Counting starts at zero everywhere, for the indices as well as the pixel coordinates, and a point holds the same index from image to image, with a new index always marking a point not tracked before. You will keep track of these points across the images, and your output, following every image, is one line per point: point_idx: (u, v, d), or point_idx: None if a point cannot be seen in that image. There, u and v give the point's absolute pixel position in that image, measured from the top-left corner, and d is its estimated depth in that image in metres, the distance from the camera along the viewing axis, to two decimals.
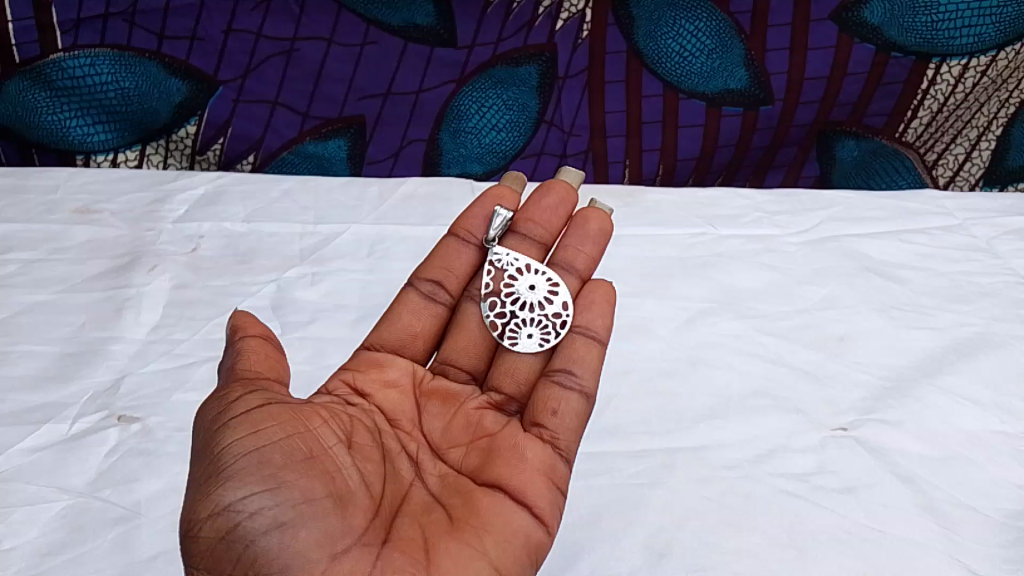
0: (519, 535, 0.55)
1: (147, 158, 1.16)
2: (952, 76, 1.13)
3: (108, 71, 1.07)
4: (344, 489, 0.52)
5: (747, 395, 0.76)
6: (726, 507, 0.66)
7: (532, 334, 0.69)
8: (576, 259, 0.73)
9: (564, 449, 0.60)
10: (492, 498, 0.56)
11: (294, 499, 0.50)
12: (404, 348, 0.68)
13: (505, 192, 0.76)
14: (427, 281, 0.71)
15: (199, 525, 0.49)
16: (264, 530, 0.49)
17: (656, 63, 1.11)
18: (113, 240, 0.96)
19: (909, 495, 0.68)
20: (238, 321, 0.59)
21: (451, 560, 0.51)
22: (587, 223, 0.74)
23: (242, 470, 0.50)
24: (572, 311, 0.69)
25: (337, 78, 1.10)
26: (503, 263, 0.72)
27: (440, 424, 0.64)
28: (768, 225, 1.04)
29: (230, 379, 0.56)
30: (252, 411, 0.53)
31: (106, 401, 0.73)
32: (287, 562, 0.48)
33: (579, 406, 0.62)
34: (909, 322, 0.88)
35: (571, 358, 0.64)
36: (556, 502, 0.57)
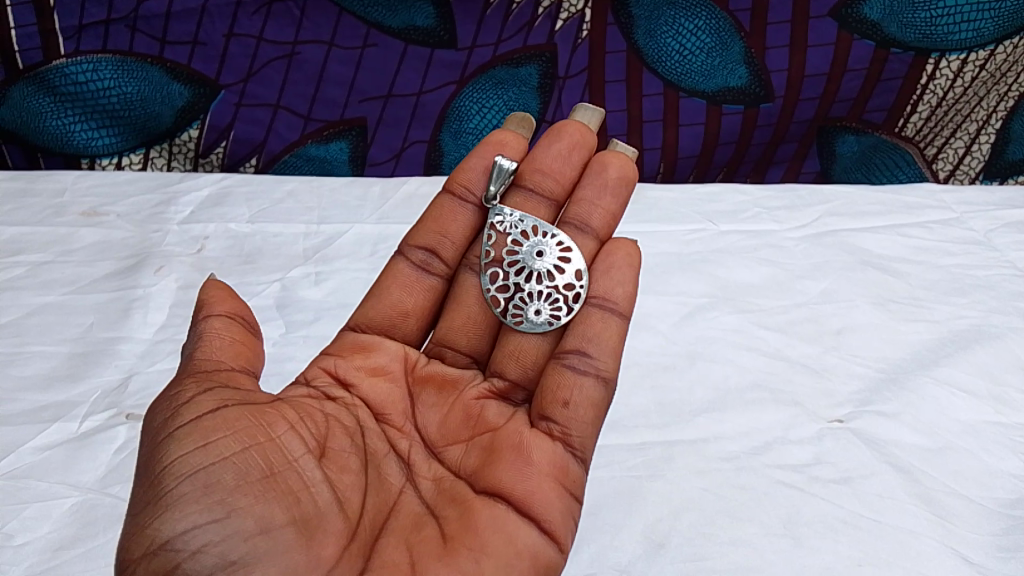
0: (525, 555, 0.52)
1: (151, 162, 1.17)
2: (952, 71, 1.14)
3: (111, 77, 1.09)
4: (310, 512, 0.51)
5: (745, 389, 0.77)
6: (724, 498, 0.67)
7: (540, 310, 0.68)
8: (591, 215, 0.72)
9: (577, 447, 0.59)
10: (490, 511, 0.54)
11: (246, 531, 0.48)
12: (396, 326, 0.69)
13: (508, 138, 0.73)
14: (419, 250, 0.71)
15: (136, 564, 0.47)
16: (209, 569, 0.47)
17: (656, 62, 1.12)
18: (119, 242, 0.97)
19: (905, 485, 0.69)
20: (203, 306, 0.60)
21: None
22: (604, 171, 0.72)
23: (186, 498, 0.48)
24: (585, 281, 0.67)
25: (337, 81, 1.12)
26: (506, 226, 0.71)
27: (436, 419, 0.64)
28: (767, 220, 1.05)
29: (181, 387, 0.56)
30: (202, 421, 0.52)
31: (115, 399, 0.74)
32: None
33: (593, 392, 0.61)
34: (906, 315, 0.89)
35: (584, 337, 0.63)
36: (566, 512, 0.55)
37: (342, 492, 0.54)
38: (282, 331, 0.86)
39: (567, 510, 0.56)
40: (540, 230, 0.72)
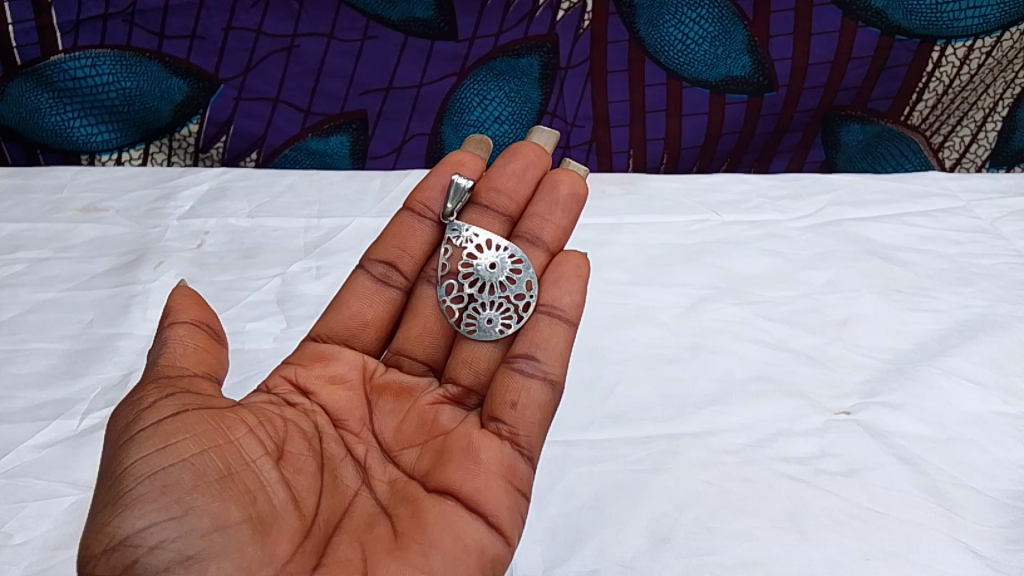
0: (472, 550, 0.53)
1: (150, 157, 1.17)
2: (958, 58, 1.13)
3: (109, 72, 1.08)
4: (266, 513, 0.51)
5: (750, 380, 0.77)
6: (729, 491, 0.66)
7: (492, 319, 0.70)
8: (543, 230, 0.73)
9: (525, 446, 0.60)
10: (441, 510, 0.55)
11: (203, 528, 0.48)
12: (356, 337, 0.70)
13: (465, 159, 0.77)
14: (380, 264, 0.73)
15: (94, 561, 0.47)
16: (167, 565, 0.47)
17: (659, 51, 1.11)
18: (119, 237, 0.97)
19: (912, 477, 0.68)
20: (169, 309, 0.60)
21: None
22: (556, 187, 0.74)
23: (144, 497, 0.48)
24: (536, 292, 0.69)
25: (337, 74, 1.11)
26: (462, 240, 0.73)
27: (392, 424, 0.64)
28: (771, 210, 1.04)
29: (139, 398, 0.54)
30: (164, 423, 0.52)
31: (115, 397, 0.74)
32: None
33: (541, 395, 0.61)
34: (911, 305, 0.88)
35: (534, 342, 0.64)
36: (513, 507, 0.56)
37: (299, 497, 0.54)
38: (282, 326, 0.86)
39: (514, 507, 0.57)
40: (494, 244, 0.73)
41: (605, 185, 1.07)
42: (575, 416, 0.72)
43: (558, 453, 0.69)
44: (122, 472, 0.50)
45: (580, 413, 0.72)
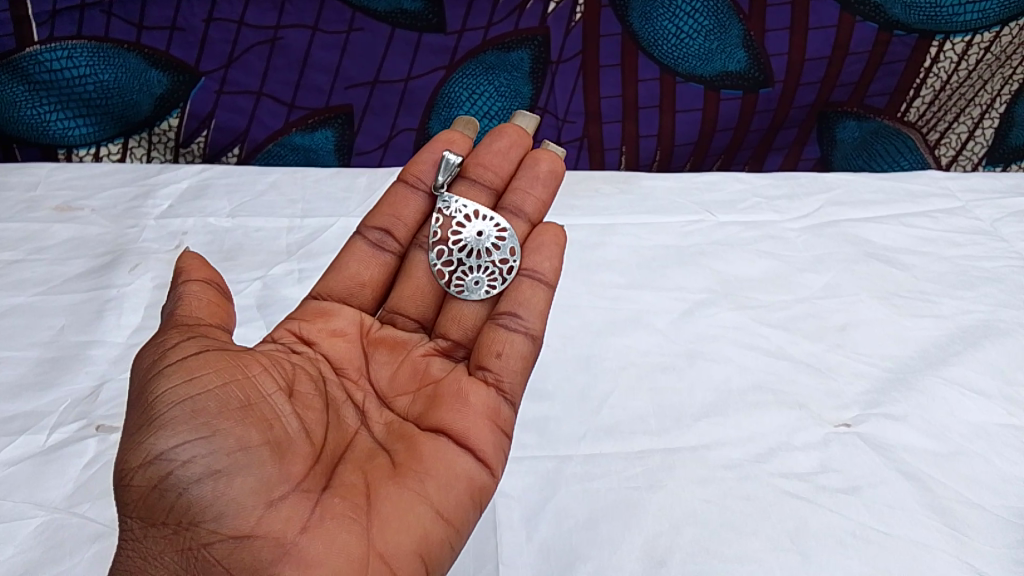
0: (462, 479, 0.56)
1: (130, 152, 1.14)
2: (956, 53, 1.11)
3: (87, 64, 1.04)
4: (283, 438, 0.53)
5: (748, 390, 0.74)
6: (728, 509, 0.63)
7: (479, 281, 0.72)
8: (525, 202, 0.75)
9: (508, 393, 0.62)
10: (436, 444, 0.57)
11: (228, 447, 0.51)
12: (354, 296, 0.71)
13: (455, 136, 0.77)
14: (376, 229, 0.73)
15: (132, 473, 0.50)
16: (196, 478, 0.50)
17: (652, 45, 1.08)
18: (95, 238, 0.93)
19: (916, 494, 0.66)
20: (183, 266, 0.61)
21: (392, 504, 0.52)
22: (538, 164, 0.76)
23: (175, 419, 0.51)
24: (519, 256, 0.71)
25: (322, 67, 1.07)
26: (452, 210, 0.74)
27: (387, 373, 0.66)
28: (767, 210, 1.01)
29: (164, 337, 0.57)
30: (189, 359, 0.54)
31: (86, 409, 0.70)
32: (222, 509, 0.49)
33: (523, 347, 0.63)
34: (912, 310, 0.86)
35: (517, 301, 0.66)
36: (499, 445, 0.59)
37: (310, 427, 0.56)
38: (263, 332, 0.82)
39: (498, 445, 0.59)
40: (481, 214, 0.75)
41: (597, 184, 1.04)
42: (567, 428, 0.70)
43: (549, 468, 0.66)
44: (153, 399, 0.52)
45: (573, 425, 0.70)
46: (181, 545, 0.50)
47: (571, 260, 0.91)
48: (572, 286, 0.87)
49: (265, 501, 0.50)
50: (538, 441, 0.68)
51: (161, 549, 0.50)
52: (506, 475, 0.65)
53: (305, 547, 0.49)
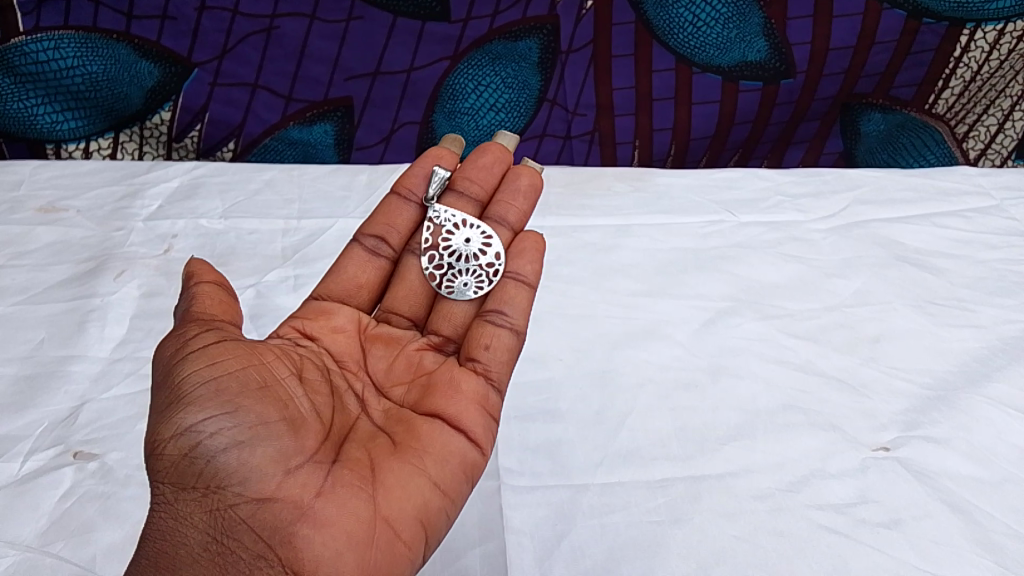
0: (455, 456, 0.54)
1: (121, 146, 1.08)
2: (988, 42, 1.05)
3: (74, 55, 0.98)
4: (298, 416, 0.52)
5: (777, 410, 0.69)
6: (759, 548, 0.58)
7: (466, 283, 0.69)
8: (508, 211, 0.73)
9: (497, 381, 0.60)
10: (433, 426, 0.55)
11: (251, 420, 0.49)
12: (351, 297, 0.68)
13: (445, 153, 0.76)
14: (370, 237, 0.71)
15: (161, 445, 0.48)
16: (222, 448, 0.48)
17: (668, 34, 1.02)
18: (79, 242, 0.88)
19: (962, 528, 0.61)
20: (193, 267, 0.57)
21: (395, 476, 0.51)
22: (518, 178, 0.75)
23: (201, 394, 0.49)
24: (503, 260, 0.69)
25: (320, 57, 1.01)
26: (441, 218, 0.72)
27: (383, 364, 0.63)
28: (791, 209, 0.95)
29: (184, 322, 0.54)
30: (210, 342, 0.52)
31: (63, 434, 0.65)
32: (247, 477, 0.48)
33: (509, 341, 0.61)
34: (949, 319, 0.81)
35: (500, 299, 0.64)
36: (489, 428, 0.57)
37: (323, 409, 0.55)
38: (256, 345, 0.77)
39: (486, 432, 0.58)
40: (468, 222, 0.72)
41: (611, 181, 0.98)
42: (583, 454, 0.64)
43: (564, 499, 0.61)
44: (177, 373, 0.50)
45: (589, 450, 0.65)
46: (206, 513, 0.48)
47: (583, 265, 0.86)
48: (584, 294, 0.81)
49: (284, 469, 0.49)
50: (551, 468, 0.63)
51: (189, 517, 0.48)
52: (519, 508, 0.61)
53: (320, 512, 0.48)
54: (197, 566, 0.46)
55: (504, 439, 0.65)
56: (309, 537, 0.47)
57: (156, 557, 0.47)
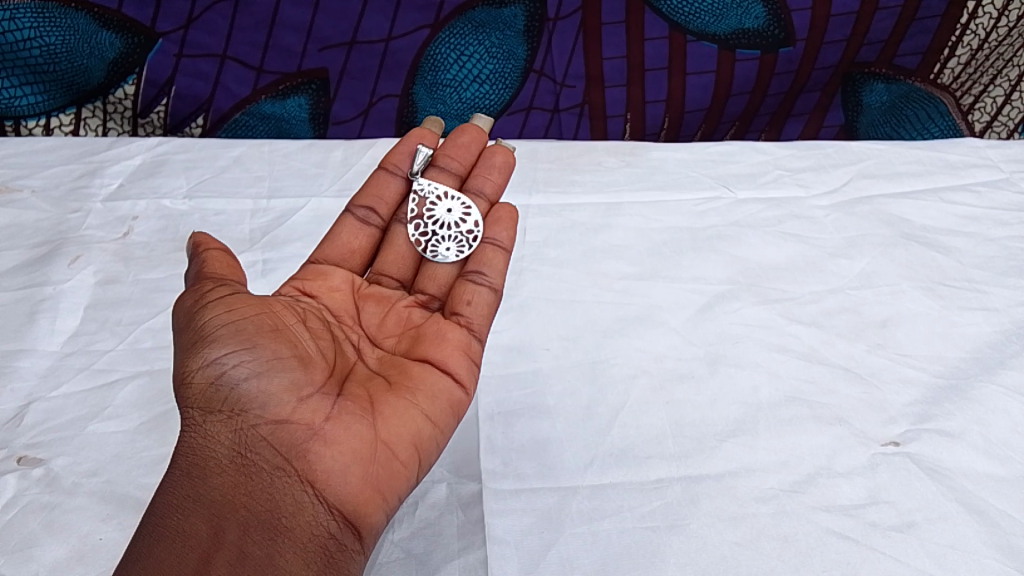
0: (447, 393, 0.54)
1: (83, 123, 1.01)
2: (996, 8, 0.99)
3: (30, 25, 0.92)
4: (307, 352, 0.52)
5: (780, 403, 0.64)
6: (762, 556, 0.54)
7: (449, 249, 0.65)
8: (485, 183, 0.69)
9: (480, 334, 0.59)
10: (425, 368, 0.55)
11: (267, 354, 0.50)
12: (342, 262, 0.65)
13: (427, 132, 0.70)
14: (360, 206, 0.67)
15: (185, 375, 0.49)
16: (242, 377, 0.49)
17: (660, 0, 0.96)
18: (32, 225, 0.82)
19: (980, 531, 0.56)
20: (198, 238, 0.56)
21: (394, 408, 0.51)
22: (495, 155, 0.70)
23: (221, 329, 0.49)
24: (482, 226, 0.66)
25: (292, 26, 0.95)
26: (424, 191, 0.68)
27: (376, 318, 0.61)
28: (791, 185, 0.90)
29: (197, 279, 0.53)
30: (227, 286, 0.52)
31: (7, 437, 0.60)
32: (264, 403, 0.49)
33: (489, 298, 0.61)
34: (960, 302, 0.76)
35: (479, 260, 0.62)
36: (473, 372, 0.57)
37: (328, 345, 0.55)
38: None
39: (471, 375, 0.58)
40: (450, 195, 0.68)
41: (601, 156, 0.92)
42: (572, 453, 0.60)
43: (552, 504, 0.56)
44: (197, 313, 0.50)
45: (579, 449, 0.60)
46: (230, 432, 0.49)
47: (572, 246, 0.80)
48: (573, 278, 0.76)
49: (299, 395, 0.49)
50: (538, 470, 0.59)
51: (214, 436, 0.48)
52: (504, 515, 0.56)
53: (331, 432, 0.49)
54: (224, 475, 0.48)
55: (486, 438, 0.60)
56: (321, 454, 0.48)
57: (188, 467, 0.48)
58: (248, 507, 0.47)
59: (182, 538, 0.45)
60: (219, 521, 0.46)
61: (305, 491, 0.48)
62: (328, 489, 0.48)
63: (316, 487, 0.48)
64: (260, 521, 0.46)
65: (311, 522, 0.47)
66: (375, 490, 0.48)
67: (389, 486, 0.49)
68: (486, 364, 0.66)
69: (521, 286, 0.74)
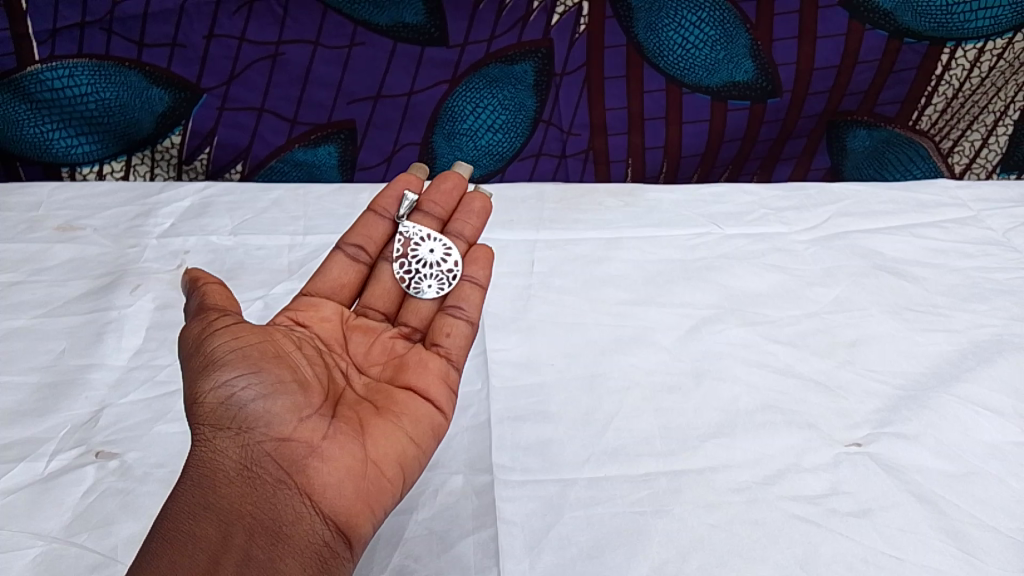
0: (427, 419, 0.63)
1: (133, 169, 1.12)
2: (968, 60, 1.10)
3: (87, 82, 1.03)
4: (305, 378, 0.61)
5: (756, 410, 0.73)
6: (735, 537, 0.62)
7: (431, 285, 0.75)
8: (464, 227, 0.80)
9: (457, 363, 0.69)
10: (409, 395, 0.64)
11: (272, 378, 0.59)
12: (332, 294, 0.74)
13: (412, 177, 0.82)
14: (350, 244, 0.76)
15: (199, 397, 0.58)
16: (250, 397, 0.58)
17: (657, 57, 1.07)
18: (95, 258, 0.92)
19: (926, 518, 0.65)
20: (195, 272, 0.65)
21: (381, 430, 0.60)
22: (471, 202, 0.82)
23: (230, 357, 0.59)
24: (461, 266, 0.76)
25: (324, 82, 1.06)
26: (409, 232, 0.78)
27: (363, 348, 0.70)
28: (775, 222, 0.99)
29: (200, 309, 0.62)
30: (232, 320, 0.61)
31: (84, 436, 0.69)
32: (268, 422, 0.58)
33: (466, 330, 0.71)
34: (924, 324, 0.84)
35: (458, 296, 0.73)
36: (452, 400, 0.66)
37: (324, 376, 0.64)
38: None
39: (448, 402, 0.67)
40: (432, 235, 0.78)
41: (602, 197, 1.02)
42: (572, 451, 0.68)
43: (554, 493, 0.65)
44: (206, 339, 0.59)
45: (578, 448, 0.69)
46: (237, 447, 0.57)
47: (575, 276, 0.90)
48: (576, 304, 0.86)
49: (298, 417, 0.58)
50: (543, 464, 0.68)
51: (223, 450, 0.57)
52: (511, 501, 0.65)
53: (327, 450, 0.57)
54: (231, 486, 0.56)
55: (498, 438, 0.70)
56: (318, 469, 0.57)
57: (198, 479, 0.56)
58: (253, 516, 0.55)
59: (195, 541, 0.53)
60: (227, 527, 0.54)
61: (303, 502, 0.56)
62: (324, 501, 0.56)
63: (313, 499, 0.56)
64: (263, 527, 0.55)
65: (309, 531, 0.55)
66: (365, 503, 0.57)
67: (376, 500, 0.57)
68: (498, 376, 0.76)
69: (529, 310, 0.84)
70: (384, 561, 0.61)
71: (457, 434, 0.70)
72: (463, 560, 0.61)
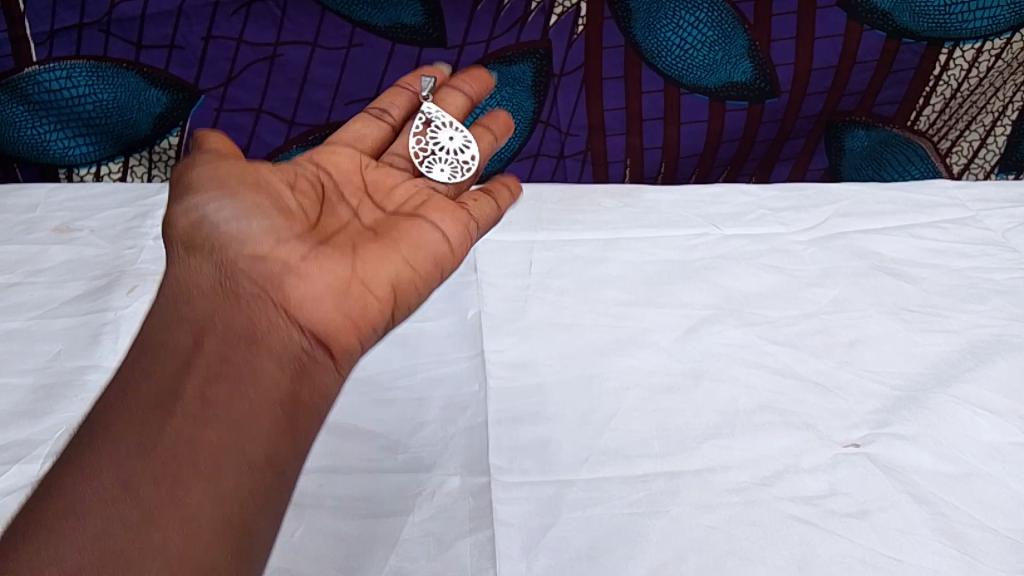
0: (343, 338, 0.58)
1: (131, 170, 1.12)
2: (966, 60, 1.09)
3: (85, 84, 1.03)
4: (220, 319, 0.56)
5: (754, 411, 0.73)
6: (732, 538, 0.62)
7: (443, 169, 0.79)
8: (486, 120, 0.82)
9: (403, 270, 0.63)
10: (332, 302, 0.58)
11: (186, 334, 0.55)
12: (292, 184, 0.67)
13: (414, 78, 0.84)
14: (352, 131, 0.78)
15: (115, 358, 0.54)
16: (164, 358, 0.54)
17: (656, 57, 1.07)
18: (92, 260, 0.91)
19: (925, 518, 0.65)
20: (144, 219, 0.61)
21: (294, 365, 0.55)
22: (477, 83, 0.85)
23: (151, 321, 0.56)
24: (476, 158, 0.80)
25: (322, 83, 1.06)
26: (431, 115, 0.80)
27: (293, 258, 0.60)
28: (773, 222, 0.99)
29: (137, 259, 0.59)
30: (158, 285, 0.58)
31: None
32: (180, 372, 0.53)
33: (431, 238, 0.66)
34: (922, 325, 0.84)
35: (435, 210, 0.69)
36: (384, 319, 0.60)
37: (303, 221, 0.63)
38: None
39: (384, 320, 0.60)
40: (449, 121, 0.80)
41: (600, 198, 1.02)
42: (569, 452, 0.68)
43: (551, 494, 0.65)
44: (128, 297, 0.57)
45: (575, 449, 0.69)
46: (146, 399, 0.52)
47: (573, 277, 0.90)
48: (574, 304, 0.85)
49: (268, 305, 0.57)
50: (540, 465, 0.67)
51: (129, 403, 0.52)
52: (507, 502, 0.65)
53: (241, 388, 0.53)
54: (139, 432, 0.50)
55: (495, 439, 0.69)
56: (231, 405, 0.52)
57: (107, 430, 0.50)
58: (167, 455, 0.49)
59: (100, 487, 0.47)
60: (138, 468, 0.48)
61: (222, 438, 0.50)
62: (239, 437, 0.51)
63: (230, 437, 0.50)
64: (179, 467, 0.48)
65: (227, 466, 0.49)
66: (281, 441, 0.52)
67: (297, 441, 0.53)
68: (495, 377, 0.75)
69: (526, 311, 0.84)
70: (381, 562, 0.61)
71: (454, 435, 0.70)
72: (460, 561, 0.61)
